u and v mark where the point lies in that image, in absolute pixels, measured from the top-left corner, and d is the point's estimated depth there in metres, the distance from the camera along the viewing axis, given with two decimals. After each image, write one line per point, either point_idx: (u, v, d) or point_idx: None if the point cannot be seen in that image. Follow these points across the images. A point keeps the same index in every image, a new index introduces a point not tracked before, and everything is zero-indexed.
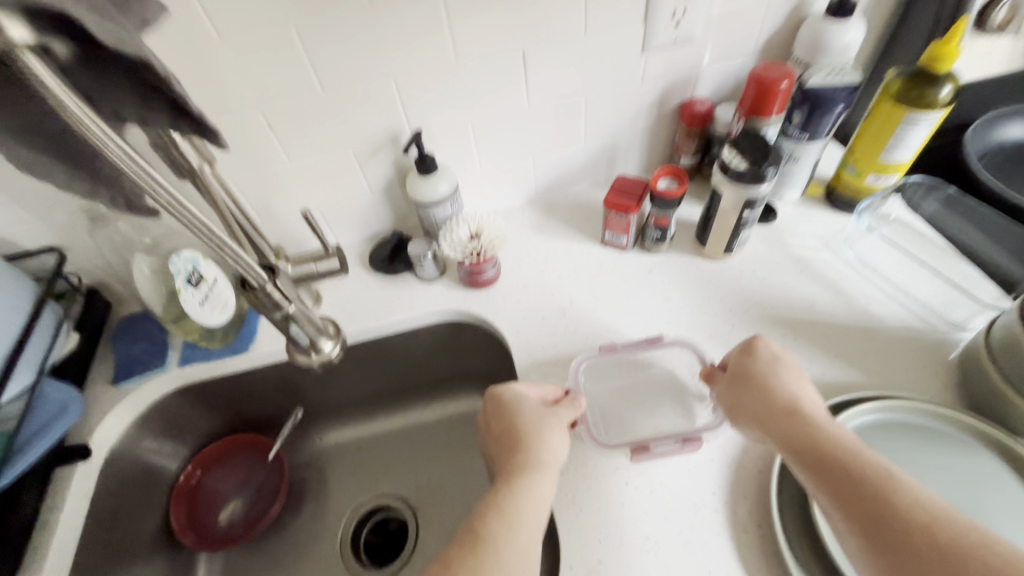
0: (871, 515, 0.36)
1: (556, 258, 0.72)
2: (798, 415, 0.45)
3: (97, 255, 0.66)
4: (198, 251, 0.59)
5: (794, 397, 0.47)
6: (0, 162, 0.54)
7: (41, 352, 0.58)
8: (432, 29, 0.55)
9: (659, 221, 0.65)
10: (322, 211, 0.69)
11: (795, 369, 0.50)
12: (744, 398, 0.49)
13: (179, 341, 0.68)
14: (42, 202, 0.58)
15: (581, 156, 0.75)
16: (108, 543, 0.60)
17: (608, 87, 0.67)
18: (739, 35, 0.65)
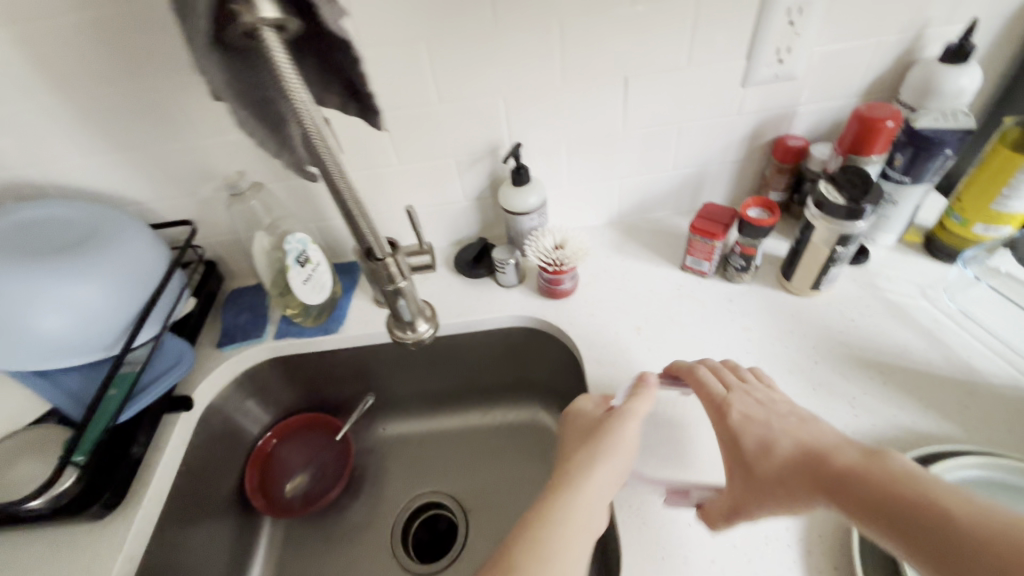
0: (922, 526, 0.34)
1: (634, 279, 0.73)
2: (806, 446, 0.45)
3: (221, 231, 0.74)
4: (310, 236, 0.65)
5: (790, 429, 0.47)
6: (164, 142, 0.63)
7: (168, 309, 0.66)
8: (545, 51, 0.59)
9: (744, 249, 0.65)
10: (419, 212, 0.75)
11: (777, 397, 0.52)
12: (750, 437, 0.48)
13: (277, 316, 0.74)
14: (190, 179, 0.67)
15: (667, 183, 0.77)
16: (193, 490, 0.65)
17: (702, 118, 0.69)
18: (843, 75, 0.65)
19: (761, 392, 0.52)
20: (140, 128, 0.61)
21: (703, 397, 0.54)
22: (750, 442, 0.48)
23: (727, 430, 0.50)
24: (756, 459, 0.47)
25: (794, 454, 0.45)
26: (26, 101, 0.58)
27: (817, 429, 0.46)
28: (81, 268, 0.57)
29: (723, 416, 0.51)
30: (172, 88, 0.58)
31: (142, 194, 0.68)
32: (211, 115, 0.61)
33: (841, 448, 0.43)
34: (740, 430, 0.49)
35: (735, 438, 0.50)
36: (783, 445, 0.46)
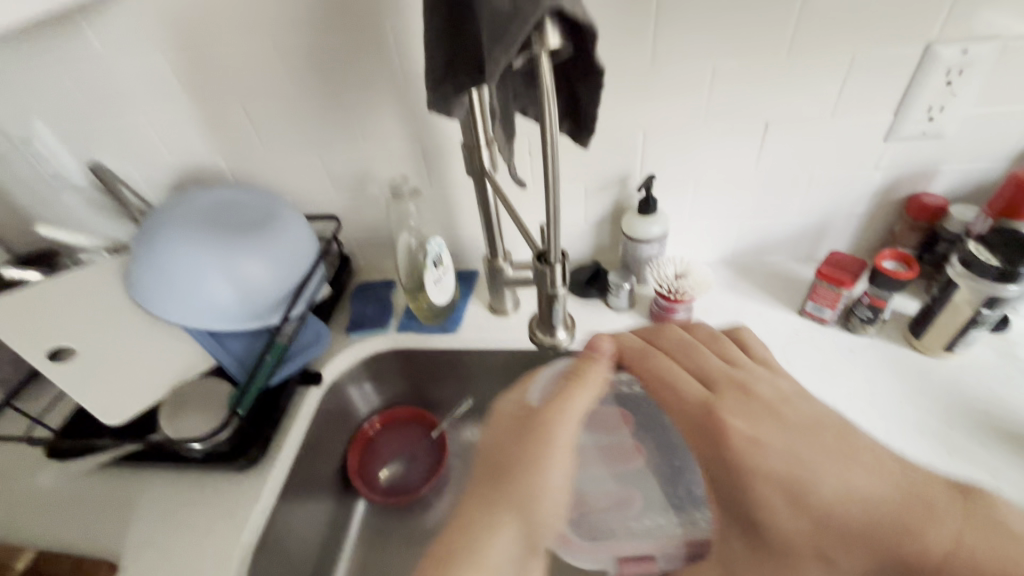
0: None
1: (747, 317, 0.73)
2: (823, 489, 0.35)
3: (361, 228, 0.82)
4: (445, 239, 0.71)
5: (794, 458, 0.37)
6: (336, 143, 0.71)
7: (315, 289, 0.73)
8: (695, 90, 0.63)
9: (874, 301, 0.65)
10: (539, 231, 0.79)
11: (767, 402, 0.41)
12: (758, 486, 0.37)
13: (399, 312, 0.80)
14: (348, 179, 0.75)
15: (787, 228, 0.77)
16: (311, 461, 0.70)
17: (835, 167, 0.69)
18: (996, 138, 0.64)
19: (758, 401, 0.41)
20: (317, 130, 0.70)
21: (682, 411, 0.43)
22: (775, 495, 0.36)
23: (731, 475, 0.39)
24: (778, 517, 0.36)
25: (821, 524, 0.34)
26: (236, 101, 0.69)
27: (856, 458, 0.36)
28: (246, 258, 0.64)
29: (725, 441, 0.39)
30: (355, 99, 0.67)
31: (305, 188, 0.76)
32: (381, 124, 0.69)
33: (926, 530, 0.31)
34: (755, 480, 0.37)
35: (735, 488, 0.38)
36: (822, 506, 0.35)
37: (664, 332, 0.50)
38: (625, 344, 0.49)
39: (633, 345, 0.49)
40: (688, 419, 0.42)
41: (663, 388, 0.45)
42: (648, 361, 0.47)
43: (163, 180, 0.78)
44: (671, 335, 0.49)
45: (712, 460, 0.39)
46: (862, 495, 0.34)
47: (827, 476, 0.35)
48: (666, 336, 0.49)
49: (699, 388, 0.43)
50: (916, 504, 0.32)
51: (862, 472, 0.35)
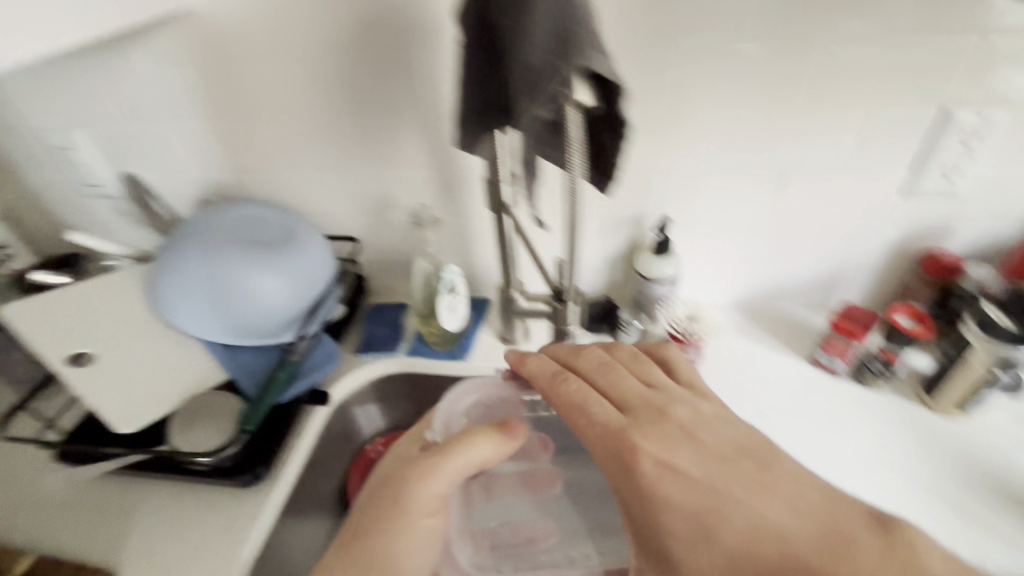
0: None
1: (759, 362, 0.73)
2: (728, 516, 0.36)
3: (379, 251, 0.83)
4: (459, 268, 0.72)
5: (698, 482, 0.38)
6: (362, 168, 0.73)
7: (331, 309, 0.73)
8: (714, 138, 0.64)
9: (887, 354, 0.65)
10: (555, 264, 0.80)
11: (681, 431, 0.41)
12: (667, 519, 0.37)
13: (411, 335, 0.80)
14: (370, 203, 0.77)
15: (801, 276, 0.77)
16: (311, 480, 0.70)
17: (850, 220, 0.70)
18: (1012, 201, 0.65)
19: (672, 430, 0.41)
20: (344, 154, 0.72)
21: (595, 436, 0.42)
22: (681, 525, 0.37)
23: (648, 516, 0.38)
24: (697, 557, 0.36)
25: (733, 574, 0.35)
26: (269, 123, 0.71)
27: (774, 491, 0.37)
28: (257, 279, 0.65)
29: (652, 486, 0.38)
30: (382, 128, 0.69)
31: (329, 208, 0.79)
32: (405, 152, 0.70)
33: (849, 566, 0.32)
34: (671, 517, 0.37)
35: (650, 526, 0.38)
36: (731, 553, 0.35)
37: (581, 350, 0.48)
38: (535, 362, 0.48)
39: (539, 364, 0.48)
40: (608, 449, 0.41)
41: (579, 414, 0.44)
42: (561, 377, 0.46)
43: (192, 193, 0.81)
44: (590, 354, 0.48)
45: (630, 498, 0.39)
46: (758, 518, 0.36)
47: (733, 496, 0.37)
48: (587, 350, 0.48)
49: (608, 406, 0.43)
50: (834, 540, 0.34)
51: (778, 507, 0.36)
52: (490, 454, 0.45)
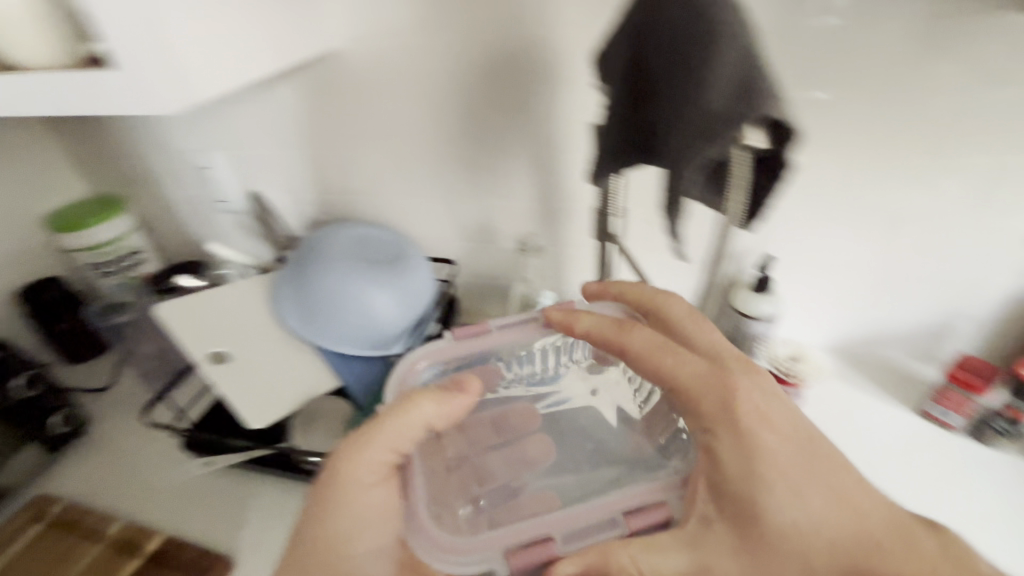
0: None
1: (865, 412, 0.72)
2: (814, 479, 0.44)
3: (471, 274, 0.87)
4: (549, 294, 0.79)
5: (793, 445, 0.45)
6: (468, 196, 0.78)
7: (429, 326, 0.76)
8: (825, 180, 0.64)
9: (1014, 412, 0.63)
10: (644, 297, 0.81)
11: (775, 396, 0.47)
12: (748, 465, 0.44)
13: None
14: (470, 229, 0.81)
15: (907, 325, 0.74)
16: None
17: (969, 269, 0.67)
18: None
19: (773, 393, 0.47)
20: (452, 181, 0.77)
21: (694, 380, 0.48)
22: (776, 479, 0.43)
23: (739, 474, 0.44)
24: (781, 505, 0.43)
25: (802, 534, 0.42)
26: (388, 150, 0.77)
27: (851, 472, 0.45)
28: (376, 297, 0.70)
29: (749, 434, 0.45)
30: (494, 157, 0.73)
31: (430, 232, 0.84)
32: (512, 179, 0.75)
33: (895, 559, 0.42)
34: (765, 482, 0.43)
35: (741, 481, 0.44)
36: (801, 520, 0.42)
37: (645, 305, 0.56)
38: (603, 327, 0.54)
39: (613, 325, 0.53)
40: (708, 395, 0.47)
41: (664, 374, 0.50)
42: (628, 339, 0.52)
43: (309, 212, 0.88)
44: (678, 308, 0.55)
45: (732, 443, 0.45)
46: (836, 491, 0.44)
47: (820, 470, 0.44)
48: (655, 306, 0.56)
49: (697, 363, 0.49)
50: (884, 521, 0.44)
51: (846, 491, 0.44)
52: (433, 411, 0.48)
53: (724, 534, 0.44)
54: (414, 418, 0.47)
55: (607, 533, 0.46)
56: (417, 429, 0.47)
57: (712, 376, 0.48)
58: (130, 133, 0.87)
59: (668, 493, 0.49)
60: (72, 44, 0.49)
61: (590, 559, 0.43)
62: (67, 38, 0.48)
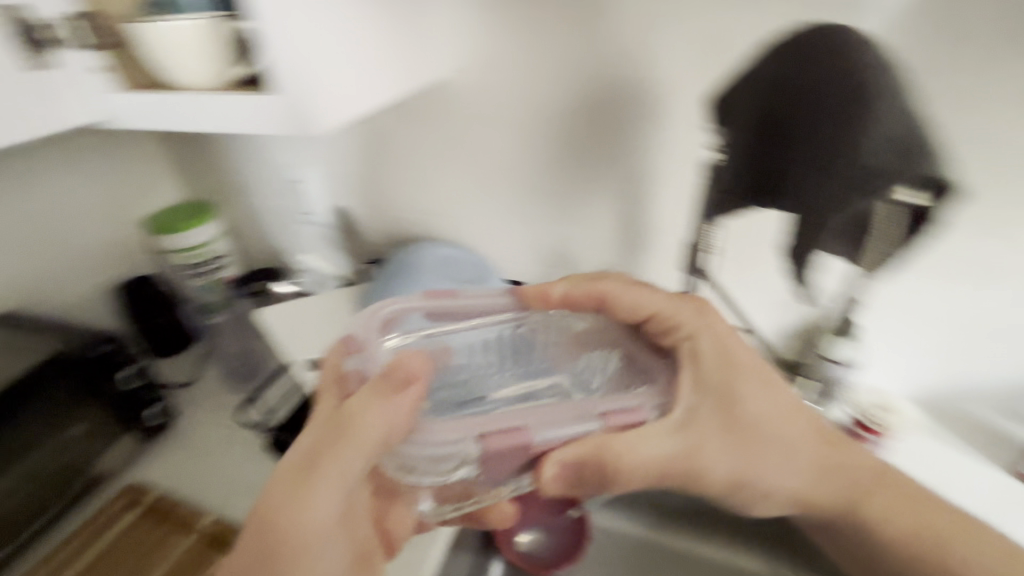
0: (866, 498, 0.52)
1: (949, 470, 0.70)
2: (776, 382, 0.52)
3: None
4: None
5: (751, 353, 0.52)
6: (552, 223, 0.80)
7: None
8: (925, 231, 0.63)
9: None
10: None
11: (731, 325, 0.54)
12: (714, 363, 0.50)
13: None
14: (549, 255, 0.83)
15: (1000, 383, 0.71)
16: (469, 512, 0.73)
17: None
18: None
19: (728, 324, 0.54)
20: (535, 209, 0.80)
21: (669, 304, 0.52)
22: (745, 375, 0.50)
23: (719, 376, 0.49)
24: (753, 399, 0.49)
25: (774, 423, 0.50)
26: (476, 176, 0.81)
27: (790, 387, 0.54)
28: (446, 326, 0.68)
29: (729, 343, 0.51)
30: (580, 190, 0.76)
31: (509, 255, 0.86)
32: (594, 213, 0.77)
33: (872, 472, 0.53)
34: (734, 379, 0.49)
35: (716, 379, 0.49)
36: (782, 425, 0.50)
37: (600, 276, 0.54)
38: (575, 291, 0.53)
39: (582, 290, 0.53)
40: (683, 311, 0.52)
41: (637, 309, 0.52)
42: (605, 286, 0.53)
43: (389, 229, 0.92)
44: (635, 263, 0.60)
45: (711, 345, 0.50)
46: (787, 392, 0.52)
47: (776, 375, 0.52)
48: (601, 275, 0.55)
49: (659, 300, 0.52)
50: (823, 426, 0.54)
51: (795, 399, 0.52)
52: (378, 423, 0.39)
53: (709, 423, 0.48)
54: (363, 435, 0.39)
55: (578, 428, 0.44)
56: (366, 457, 0.39)
57: (654, 307, 0.52)
58: (233, 146, 0.93)
59: (646, 401, 0.47)
60: (229, 66, 0.53)
61: (585, 460, 0.43)
62: (226, 60, 0.53)
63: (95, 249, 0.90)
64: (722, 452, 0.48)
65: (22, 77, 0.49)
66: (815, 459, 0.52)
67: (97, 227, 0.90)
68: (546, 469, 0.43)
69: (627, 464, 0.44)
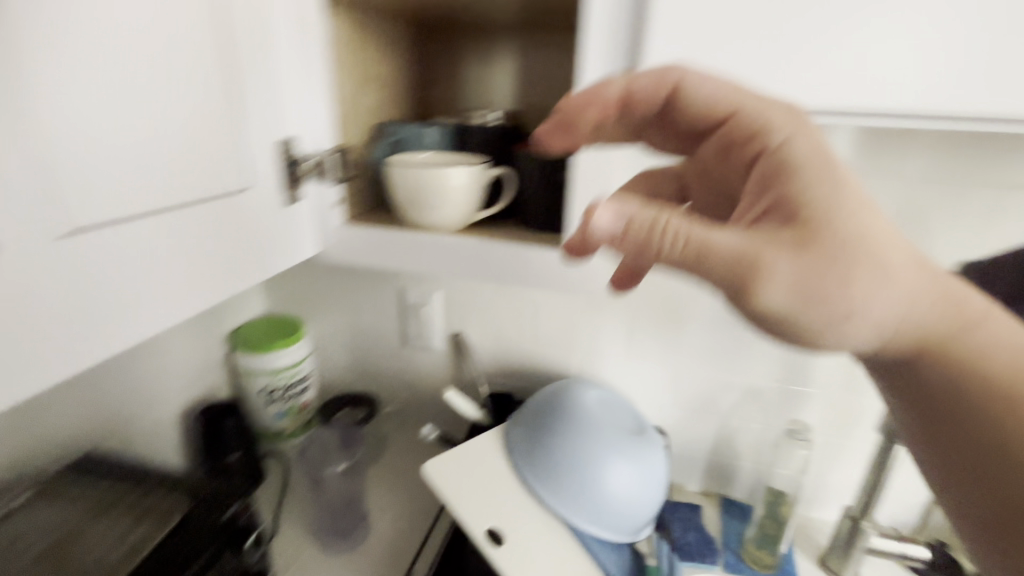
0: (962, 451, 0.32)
1: None
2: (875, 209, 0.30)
3: (680, 444, 0.83)
4: (792, 478, 0.75)
5: (796, 145, 0.32)
6: (701, 365, 0.78)
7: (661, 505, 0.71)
8: None
9: None
10: (890, 498, 0.73)
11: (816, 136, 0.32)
12: (791, 192, 0.30)
13: (722, 547, 0.75)
14: (690, 397, 0.80)
15: None
16: None
17: None
18: None
19: (795, 122, 0.33)
20: (689, 351, 0.78)
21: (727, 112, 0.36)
22: (815, 189, 0.30)
23: (818, 189, 0.30)
24: (836, 212, 0.29)
25: (868, 242, 0.29)
26: (628, 312, 0.79)
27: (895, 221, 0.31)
28: (659, 446, 0.70)
29: (826, 165, 0.31)
30: (746, 339, 0.74)
31: (643, 395, 0.82)
32: (756, 362, 0.75)
33: (947, 312, 0.31)
34: (841, 200, 0.30)
35: (823, 208, 0.30)
36: (889, 291, 0.30)
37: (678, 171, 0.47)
38: (638, 82, 0.37)
39: (648, 74, 0.37)
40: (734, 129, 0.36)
41: (710, 105, 0.36)
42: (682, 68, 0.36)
43: (510, 360, 0.86)
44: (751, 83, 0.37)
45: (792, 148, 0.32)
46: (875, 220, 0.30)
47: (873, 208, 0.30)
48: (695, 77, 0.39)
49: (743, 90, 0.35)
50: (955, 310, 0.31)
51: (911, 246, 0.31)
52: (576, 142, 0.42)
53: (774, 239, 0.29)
54: None
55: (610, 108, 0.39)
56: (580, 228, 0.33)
57: (743, 99, 0.35)
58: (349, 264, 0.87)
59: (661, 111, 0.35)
60: (479, 208, 0.51)
61: (635, 228, 0.31)
62: (480, 204, 0.51)
63: (188, 371, 0.81)
64: (793, 271, 0.29)
65: (279, 211, 0.45)
66: (906, 313, 0.31)
67: (190, 347, 0.81)
68: (606, 211, 0.31)
69: (678, 244, 0.30)
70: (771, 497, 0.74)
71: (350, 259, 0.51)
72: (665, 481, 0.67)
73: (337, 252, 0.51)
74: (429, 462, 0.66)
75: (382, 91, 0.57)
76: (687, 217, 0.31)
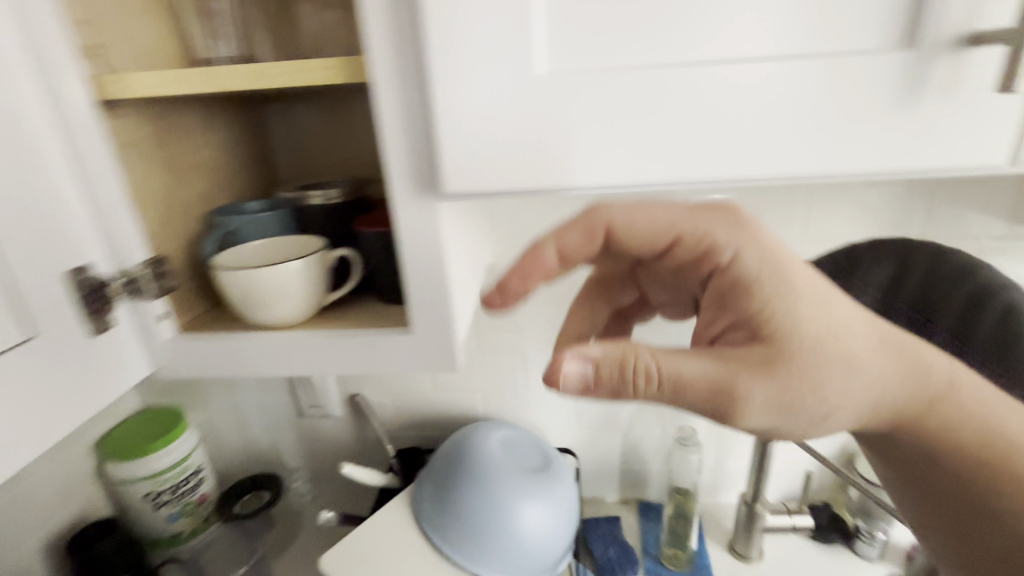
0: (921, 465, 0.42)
1: None
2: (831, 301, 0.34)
3: (591, 461, 0.86)
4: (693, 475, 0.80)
5: (750, 257, 0.35)
6: None
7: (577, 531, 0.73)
8: None
9: None
10: (777, 473, 0.80)
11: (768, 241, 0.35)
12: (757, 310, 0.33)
13: (642, 554, 0.79)
14: (592, 417, 0.83)
15: None
16: None
17: None
18: None
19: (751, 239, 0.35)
20: None
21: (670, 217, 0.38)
22: (775, 305, 0.33)
23: (785, 305, 0.33)
24: (805, 325, 0.33)
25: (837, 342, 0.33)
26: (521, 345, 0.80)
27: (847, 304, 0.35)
28: (567, 473, 0.72)
29: (782, 274, 0.34)
30: None
31: (549, 422, 0.84)
32: None
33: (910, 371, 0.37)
34: (800, 309, 0.33)
35: (787, 321, 0.33)
36: (858, 370, 0.35)
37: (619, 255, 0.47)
38: (568, 241, 0.39)
39: (575, 232, 0.39)
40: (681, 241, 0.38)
41: (649, 231, 0.39)
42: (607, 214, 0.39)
43: (413, 411, 0.84)
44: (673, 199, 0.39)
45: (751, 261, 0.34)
46: (834, 317, 0.34)
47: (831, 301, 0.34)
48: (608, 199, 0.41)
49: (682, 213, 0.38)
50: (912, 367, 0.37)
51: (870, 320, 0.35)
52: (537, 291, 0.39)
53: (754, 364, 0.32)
54: None
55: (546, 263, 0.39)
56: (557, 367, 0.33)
57: (679, 224, 0.38)
58: None
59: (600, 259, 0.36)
60: (326, 294, 0.49)
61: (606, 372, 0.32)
62: (326, 290, 0.49)
63: (50, 499, 0.71)
64: (766, 388, 0.32)
65: (85, 344, 0.39)
66: (874, 387, 0.36)
67: (46, 472, 0.70)
68: (570, 364, 0.31)
69: (653, 382, 0.31)
70: (678, 497, 0.79)
71: (191, 372, 0.47)
72: (576, 510, 0.69)
73: (173, 367, 0.47)
74: (323, 557, 0.63)
75: (206, 178, 0.53)
76: (653, 351, 0.32)
